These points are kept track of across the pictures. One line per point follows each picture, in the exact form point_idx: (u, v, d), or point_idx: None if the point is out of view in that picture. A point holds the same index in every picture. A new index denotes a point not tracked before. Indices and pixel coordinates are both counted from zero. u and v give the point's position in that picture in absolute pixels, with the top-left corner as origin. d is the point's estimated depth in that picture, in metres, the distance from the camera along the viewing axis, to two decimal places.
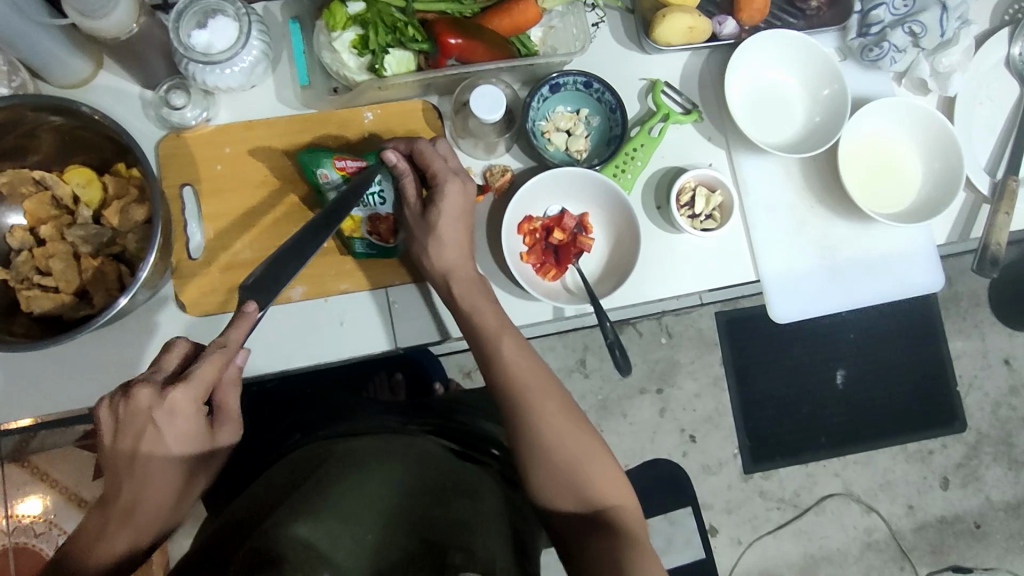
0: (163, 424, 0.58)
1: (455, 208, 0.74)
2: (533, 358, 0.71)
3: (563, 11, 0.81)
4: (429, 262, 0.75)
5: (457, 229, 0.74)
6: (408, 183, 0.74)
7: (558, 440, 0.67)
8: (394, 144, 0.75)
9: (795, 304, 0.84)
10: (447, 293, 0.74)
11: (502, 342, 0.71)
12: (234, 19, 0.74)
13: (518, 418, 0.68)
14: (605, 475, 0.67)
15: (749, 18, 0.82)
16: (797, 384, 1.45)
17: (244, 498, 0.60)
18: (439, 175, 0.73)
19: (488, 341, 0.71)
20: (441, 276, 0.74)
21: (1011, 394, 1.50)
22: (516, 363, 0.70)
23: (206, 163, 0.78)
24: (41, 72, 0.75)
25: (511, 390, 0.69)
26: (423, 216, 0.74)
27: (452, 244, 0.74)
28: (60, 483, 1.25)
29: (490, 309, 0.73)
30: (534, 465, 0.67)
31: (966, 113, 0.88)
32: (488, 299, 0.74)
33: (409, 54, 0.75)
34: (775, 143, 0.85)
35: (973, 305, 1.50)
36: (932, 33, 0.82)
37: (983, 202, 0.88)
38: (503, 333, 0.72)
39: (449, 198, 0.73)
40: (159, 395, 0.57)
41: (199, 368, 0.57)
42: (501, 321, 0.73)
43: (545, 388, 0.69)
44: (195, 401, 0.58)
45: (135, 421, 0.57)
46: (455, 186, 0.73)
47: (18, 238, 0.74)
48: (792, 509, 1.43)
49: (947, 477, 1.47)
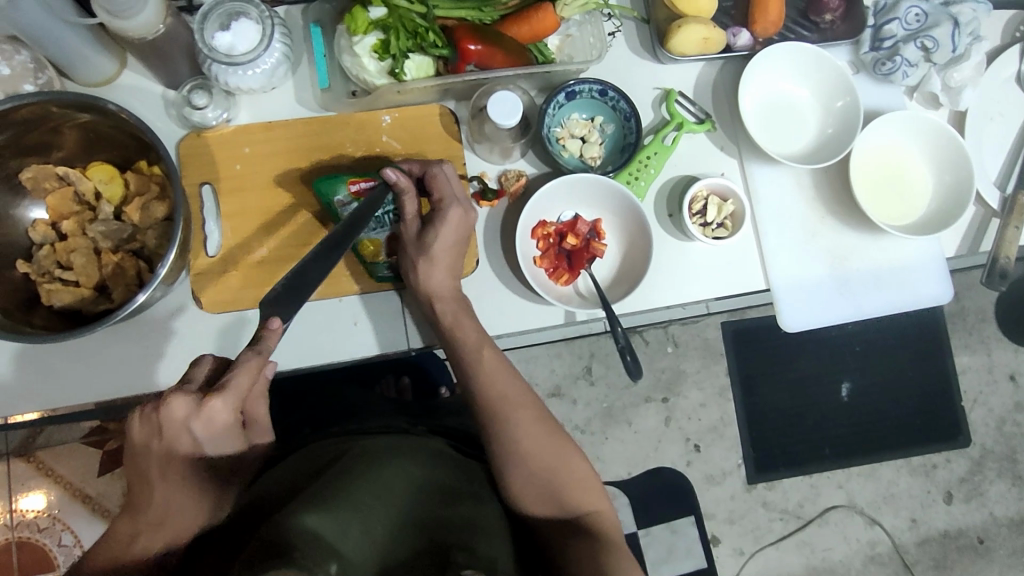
0: (199, 433, 0.59)
1: (453, 231, 0.74)
2: (511, 373, 0.72)
3: (581, 20, 0.83)
4: (419, 281, 0.74)
5: (450, 253, 0.74)
6: (408, 200, 0.74)
7: (534, 446, 0.67)
8: (408, 165, 0.75)
9: (804, 312, 0.84)
10: (428, 311, 0.75)
11: (484, 355, 0.72)
12: (256, 22, 0.75)
13: (508, 423, 0.68)
14: (583, 484, 0.68)
15: (764, 30, 0.84)
16: (802, 395, 1.45)
17: (256, 491, 0.60)
18: (440, 203, 0.73)
19: (470, 354, 0.72)
20: (426, 295, 0.74)
21: (1017, 410, 1.50)
22: (495, 374, 0.71)
23: (226, 162, 0.79)
24: (67, 70, 0.77)
25: (490, 400, 0.70)
26: (419, 236, 0.74)
27: (443, 266, 0.74)
28: (65, 479, 1.25)
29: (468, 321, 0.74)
30: (518, 478, 0.67)
31: (977, 128, 0.89)
32: (467, 314, 0.74)
33: (429, 60, 0.77)
34: (787, 152, 0.86)
35: (980, 320, 1.50)
36: (944, 48, 0.84)
37: (993, 216, 0.89)
38: (482, 348, 0.73)
39: (449, 224, 0.73)
40: (197, 405, 0.58)
41: (237, 376, 0.59)
42: (480, 336, 0.74)
43: (520, 399, 0.70)
44: (232, 411, 0.59)
45: (171, 432, 0.58)
46: (456, 213, 0.73)
47: (40, 233, 0.75)
48: (795, 521, 1.43)
49: (951, 491, 1.47)
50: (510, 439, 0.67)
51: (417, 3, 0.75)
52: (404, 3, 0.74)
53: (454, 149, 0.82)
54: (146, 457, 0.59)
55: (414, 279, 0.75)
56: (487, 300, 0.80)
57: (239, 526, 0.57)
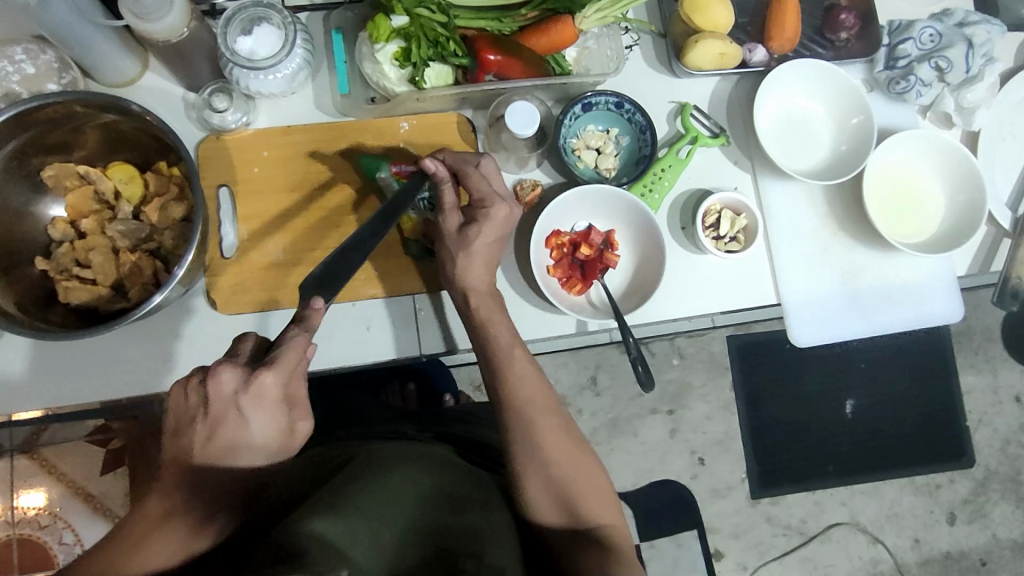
0: (247, 412, 0.56)
1: (497, 226, 0.74)
2: (539, 379, 0.72)
3: (599, 33, 0.84)
4: (452, 276, 0.75)
5: (489, 248, 0.74)
6: (447, 191, 0.73)
7: (546, 454, 0.67)
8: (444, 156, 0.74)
9: (815, 328, 0.85)
10: (465, 306, 0.75)
11: (513, 358, 0.72)
12: (279, 28, 0.76)
13: (524, 428, 0.68)
14: (597, 495, 0.68)
15: (780, 47, 0.85)
16: (807, 411, 1.45)
17: (269, 501, 0.60)
18: (484, 201, 0.73)
19: (499, 358, 0.72)
20: (461, 289, 0.74)
21: (1021, 431, 1.50)
22: (523, 380, 0.71)
23: (244, 165, 0.80)
24: (91, 70, 0.77)
25: (513, 408, 0.70)
26: (458, 231, 0.73)
27: (479, 261, 0.74)
28: (69, 477, 1.25)
29: (501, 320, 0.74)
30: (527, 487, 0.67)
31: (990, 148, 0.90)
32: (501, 317, 0.74)
33: (449, 69, 0.78)
34: (802, 169, 0.87)
35: (986, 340, 1.50)
36: (958, 69, 0.85)
37: (1004, 236, 0.89)
38: (515, 347, 0.73)
39: (492, 220, 0.73)
40: (245, 380, 0.56)
41: (285, 352, 0.57)
42: (513, 335, 0.74)
43: (545, 405, 0.70)
44: (282, 387, 0.57)
45: (217, 408, 0.56)
46: (502, 210, 0.73)
47: (60, 230, 0.76)
48: (798, 537, 1.43)
49: (955, 511, 1.46)
50: (525, 446, 0.68)
51: (438, 13, 0.76)
52: (426, 13, 0.75)
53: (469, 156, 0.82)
54: (188, 434, 0.58)
55: (450, 273, 0.75)
56: None
57: (254, 537, 0.56)
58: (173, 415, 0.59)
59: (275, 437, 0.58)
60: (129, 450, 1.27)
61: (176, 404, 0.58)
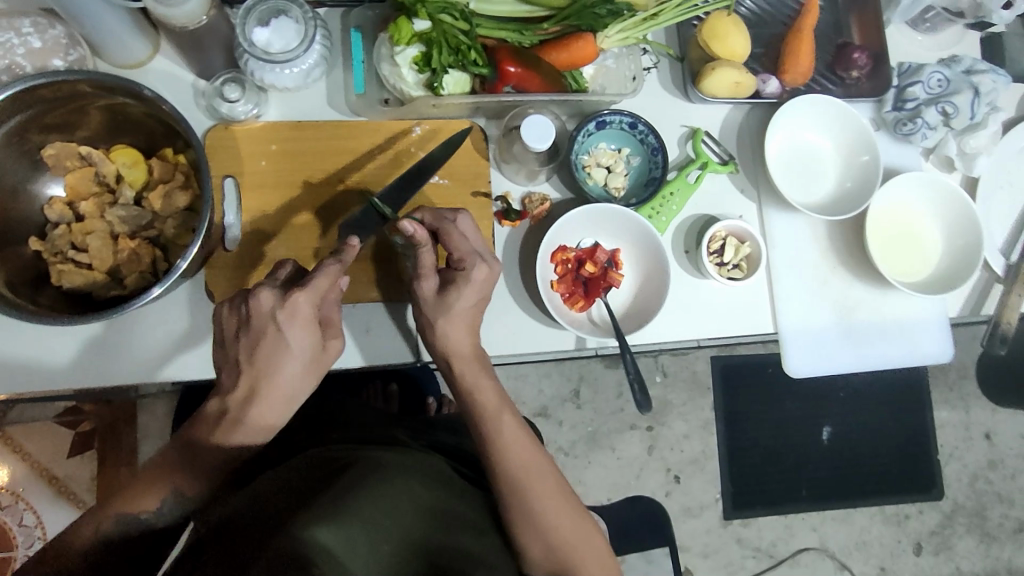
0: (283, 325, 0.60)
1: (473, 290, 0.69)
2: (531, 442, 0.71)
3: (619, 53, 0.84)
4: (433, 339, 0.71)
5: (469, 313, 0.70)
6: (425, 253, 0.68)
7: (536, 486, 0.68)
8: (423, 214, 0.70)
9: (809, 359, 0.85)
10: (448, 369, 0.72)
11: (502, 423, 0.70)
12: (298, 22, 0.74)
13: (521, 466, 0.68)
14: (582, 540, 0.69)
15: (793, 79, 0.86)
16: (784, 437, 1.47)
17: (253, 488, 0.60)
18: (466, 262, 0.69)
19: (486, 419, 0.70)
20: (441, 352, 0.71)
21: (989, 468, 1.53)
22: (511, 445, 0.69)
23: (252, 158, 0.78)
24: (101, 49, 0.76)
25: (495, 452, 0.69)
26: (439, 295, 0.69)
27: (461, 325, 0.70)
28: (33, 457, 1.22)
29: (484, 377, 0.71)
30: (519, 524, 0.67)
31: (987, 195, 0.92)
32: (488, 377, 0.72)
33: (467, 76, 0.77)
34: (808, 202, 0.88)
35: (961, 377, 1.52)
36: (963, 115, 0.86)
37: (996, 281, 0.91)
38: (503, 412, 0.71)
39: (471, 284, 0.69)
40: (281, 298, 0.61)
41: (319, 274, 0.62)
42: (500, 399, 0.71)
43: (526, 448, 0.70)
44: (314, 305, 0.62)
45: (257, 323, 0.61)
46: (481, 273, 0.69)
47: (57, 211, 0.74)
48: (768, 560, 1.44)
49: (921, 542, 1.49)
50: (519, 484, 0.68)
51: (460, 21, 0.76)
52: (449, 19, 0.75)
53: (482, 166, 0.81)
54: (231, 350, 0.62)
55: (430, 335, 0.71)
56: (501, 319, 0.80)
57: (243, 518, 0.54)
58: (216, 340, 0.64)
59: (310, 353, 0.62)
60: (100, 433, 1.24)
61: (219, 327, 0.63)
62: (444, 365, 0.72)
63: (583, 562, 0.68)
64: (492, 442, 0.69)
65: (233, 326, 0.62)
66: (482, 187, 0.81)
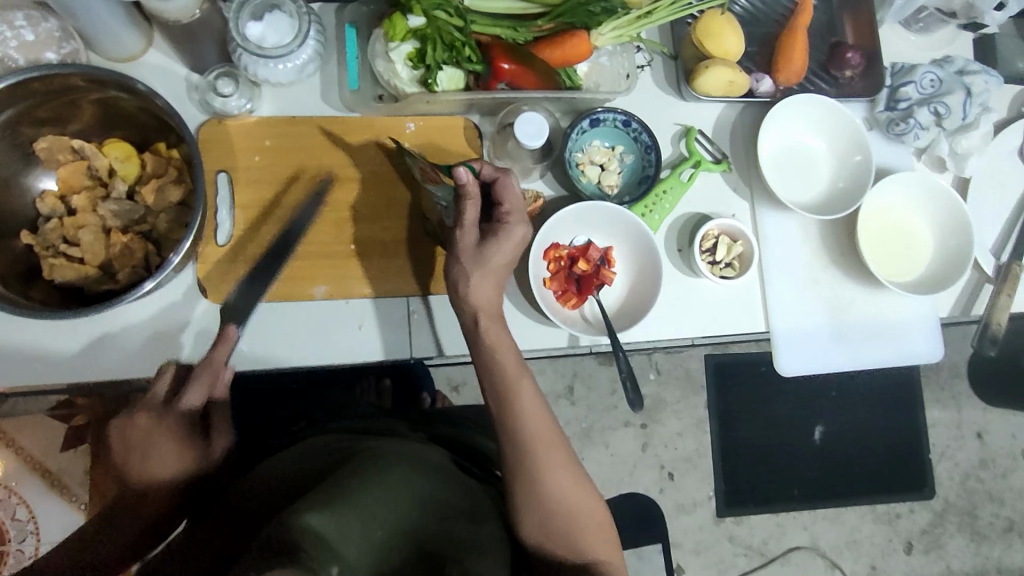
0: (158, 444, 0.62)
1: (507, 248, 0.69)
2: (546, 415, 0.70)
3: (613, 51, 0.84)
4: (459, 290, 0.70)
5: (502, 267, 0.70)
6: (471, 206, 0.68)
7: (544, 472, 0.67)
8: (479, 167, 0.72)
9: (801, 358, 0.86)
10: (472, 329, 0.71)
11: (523, 388, 0.69)
12: (292, 17, 0.75)
13: (530, 446, 0.67)
14: (590, 524, 0.69)
15: (786, 80, 0.86)
16: (776, 435, 1.47)
17: (263, 472, 0.62)
18: (510, 217, 0.69)
19: (509, 388, 0.69)
20: (469, 309, 0.70)
21: (981, 467, 1.54)
22: (530, 418, 0.68)
23: (245, 153, 0.78)
24: (94, 43, 0.75)
25: (513, 433, 0.67)
26: (478, 249, 0.69)
27: (491, 282, 0.70)
28: (26, 451, 1.22)
29: (506, 342, 0.71)
30: (524, 506, 0.66)
31: (977, 195, 0.92)
32: (509, 344, 0.71)
33: (461, 73, 0.77)
34: (802, 201, 0.88)
35: (953, 375, 1.53)
36: (954, 116, 0.87)
37: (986, 281, 0.92)
38: (523, 378, 0.69)
39: (506, 240, 0.69)
40: (149, 425, 0.62)
41: (188, 393, 0.63)
42: (519, 364, 0.70)
43: (538, 417, 0.68)
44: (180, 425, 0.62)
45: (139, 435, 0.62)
46: (518, 232, 0.69)
47: (49, 205, 0.74)
48: (759, 557, 1.45)
49: (912, 541, 1.50)
50: (534, 467, 0.66)
51: (454, 17, 0.75)
52: (443, 16, 0.75)
53: None
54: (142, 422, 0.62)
55: (457, 291, 0.70)
56: None
57: (246, 513, 0.57)
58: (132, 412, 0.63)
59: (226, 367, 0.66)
60: (92, 427, 1.23)
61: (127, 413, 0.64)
62: (468, 322, 0.71)
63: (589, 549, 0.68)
64: (505, 422, 0.68)
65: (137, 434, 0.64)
66: None
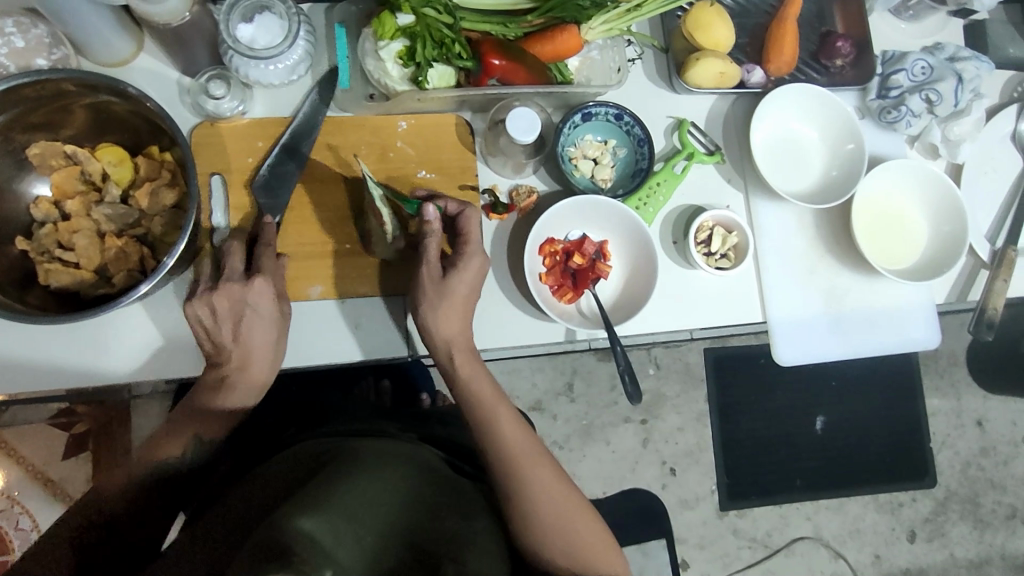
0: (255, 307, 0.69)
1: (467, 280, 0.70)
2: (525, 431, 0.72)
3: (603, 45, 0.84)
4: (428, 329, 0.71)
5: (465, 299, 0.71)
6: (432, 244, 0.70)
7: (531, 475, 0.68)
8: (445, 203, 0.72)
9: (799, 348, 0.86)
10: (447, 363, 0.72)
11: (500, 412, 0.71)
12: (282, 18, 0.75)
13: (516, 453, 0.69)
14: (583, 522, 0.70)
15: (778, 70, 0.86)
16: (777, 427, 1.47)
17: (249, 482, 0.63)
18: (468, 247, 0.70)
19: (486, 412, 0.71)
20: (441, 346, 0.71)
21: (982, 454, 1.54)
22: (510, 433, 0.71)
23: (238, 156, 0.78)
24: (84, 48, 0.75)
25: (497, 449, 0.69)
26: (439, 284, 0.70)
27: (458, 315, 0.71)
28: (27, 461, 1.22)
29: (478, 368, 0.73)
30: (513, 509, 0.67)
31: (971, 181, 0.92)
32: (481, 369, 0.73)
33: (452, 70, 0.78)
34: (796, 190, 0.88)
35: (952, 363, 1.53)
36: (947, 103, 0.87)
37: (982, 267, 0.92)
38: (499, 403, 0.72)
39: (466, 271, 0.70)
40: (244, 285, 0.69)
41: (264, 260, 0.71)
42: (495, 391, 0.73)
43: (517, 430, 0.71)
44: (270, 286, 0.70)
45: (233, 309, 0.69)
46: (477, 262, 0.70)
47: (43, 211, 0.74)
48: (763, 549, 1.45)
49: (915, 530, 1.50)
50: (523, 473, 0.68)
51: (443, 14, 0.76)
52: (432, 13, 0.75)
53: (468, 159, 0.82)
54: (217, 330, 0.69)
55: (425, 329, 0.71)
56: (490, 311, 0.80)
57: (233, 521, 0.57)
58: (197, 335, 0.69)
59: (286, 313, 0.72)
60: (93, 435, 1.23)
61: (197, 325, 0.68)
62: (444, 361, 0.72)
63: (585, 553, 0.69)
64: (488, 438, 0.70)
65: (207, 319, 0.68)
66: (470, 180, 0.81)
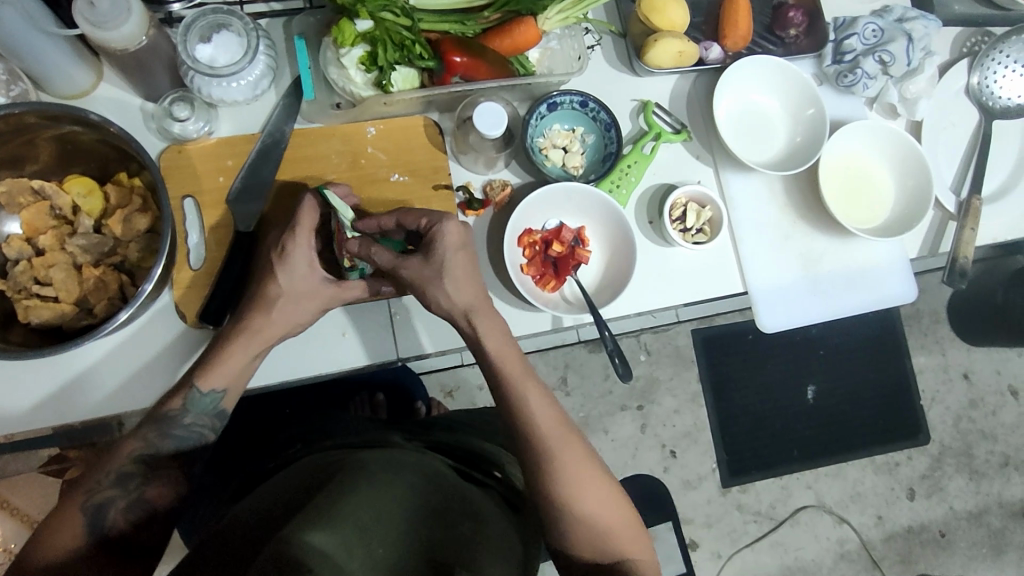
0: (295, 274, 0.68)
1: (451, 248, 0.68)
2: (549, 413, 0.70)
3: (561, 34, 0.86)
4: (443, 307, 0.68)
5: (465, 266, 0.68)
6: (378, 252, 0.68)
7: (561, 459, 0.68)
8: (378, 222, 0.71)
9: (781, 314, 0.88)
10: (469, 330, 0.69)
11: (529, 393, 0.69)
12: (240, 35, 0.75)
13: (547, 441, 0.68)
14: (611, 509, 0.69)
15: (733, 45, 0.87)
16: (771, 400, 1.49)
17: (251, 501, 0.62)
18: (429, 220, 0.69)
19: (514, 390, 0.69)
20: (459, 311, 0.68)
21: (971, 407, 1.57)
22: (542, 413, 0.69)
23: (208, 175, 0.78)
24: (43, 81, 0.75)
25: (530, 434, 0.68)
26: (426, 264, 0.67)
27: (465, 279, 0.68)
28: (21, 510, 1.19)
29: (503, 338, 0.70)
30: (551, 486, 0.67)
31: (931, 137, 0.95)
32: (514, 354, 0.70)
33: (415, 72, 0.79)
34: (761, 160, 0.90)
35: (934, 321, 1.56)
36: (898, 62, 0.89)
37: (950, 219, 0.94)
38: (529, 380, 0.70)
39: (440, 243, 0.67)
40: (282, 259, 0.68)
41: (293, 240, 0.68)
42: (525, 368, 0.70)
43: (548, 412, 0.70)
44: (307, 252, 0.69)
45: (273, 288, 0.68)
46: (451, 224, 0.67)
47: (16, 248, 0.73)
48: (768, 522, 1.46)
49: (914, 487, 1.52)
50: (553, 456, 0.68)
51: (401, 17, 0.76)
52: (390, 16, 0.75)
53: (439, 159, 0.82)
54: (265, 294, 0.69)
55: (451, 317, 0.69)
56: None
57: (241, 533, 0.57)
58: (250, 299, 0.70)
59: (322, 296, 0.70)
60: None
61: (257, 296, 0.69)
62: (465, 328, 0.69)
63: (609, 540, 0.68)
64: (521, 420, 0.69)
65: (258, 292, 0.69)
66: (443, 179, 0.81)
